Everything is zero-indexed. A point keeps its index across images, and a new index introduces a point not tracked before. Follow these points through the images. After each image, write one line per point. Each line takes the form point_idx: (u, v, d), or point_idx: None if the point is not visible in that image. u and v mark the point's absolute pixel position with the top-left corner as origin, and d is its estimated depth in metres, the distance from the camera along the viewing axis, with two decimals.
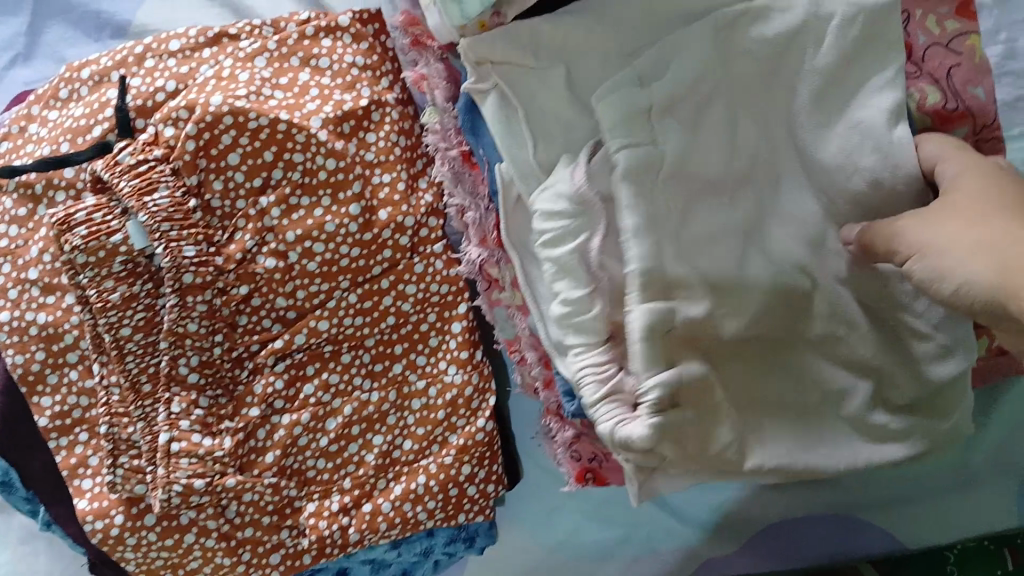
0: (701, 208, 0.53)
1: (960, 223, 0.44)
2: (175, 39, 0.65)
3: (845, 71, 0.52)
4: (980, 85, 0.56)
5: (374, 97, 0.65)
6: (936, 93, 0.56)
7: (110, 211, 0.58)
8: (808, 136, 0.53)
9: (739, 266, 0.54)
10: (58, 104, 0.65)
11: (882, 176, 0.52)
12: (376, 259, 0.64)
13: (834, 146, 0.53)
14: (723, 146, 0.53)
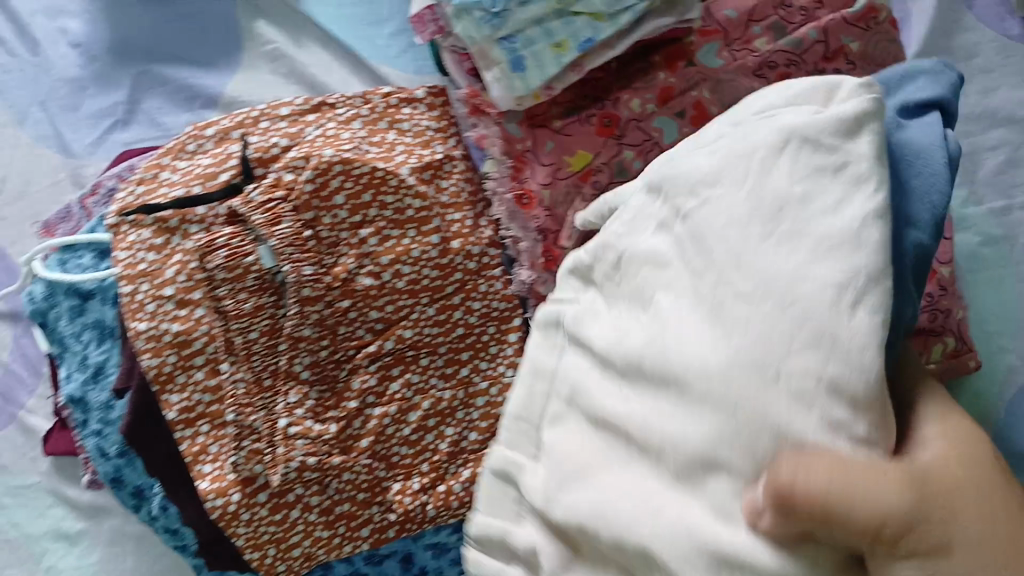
0: (605, 393, 0.58)
1: (960, 520, 0.43)
2: (284, 105, 0.81)
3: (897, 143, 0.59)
4: None
5: (446, 153, 0.82)
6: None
7: (244, 238, 0.75)
8: (727, 309, 0.51)
9: (636, 451, 0.55)
10: (186, 156, 0.80)
11: (801, 373, 0.47)
12: (450, 280, 0.80)
13: (734, 322, 0.51)
14: (623, 332, 0.59)
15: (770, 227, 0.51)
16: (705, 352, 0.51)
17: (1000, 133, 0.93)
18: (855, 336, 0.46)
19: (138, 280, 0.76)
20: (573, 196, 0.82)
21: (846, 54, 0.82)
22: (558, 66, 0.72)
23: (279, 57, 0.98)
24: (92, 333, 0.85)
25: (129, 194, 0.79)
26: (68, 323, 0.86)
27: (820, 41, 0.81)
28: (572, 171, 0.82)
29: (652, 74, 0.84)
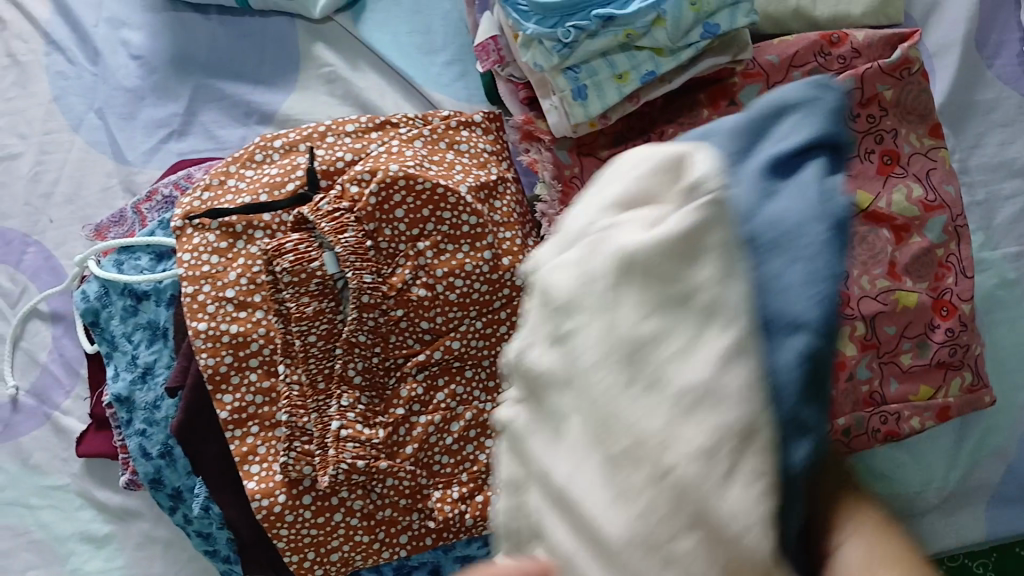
0: None
1: None
2: (350, 122, 0.85)
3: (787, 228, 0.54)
4: (950, 185, 0.88)
5: (500, 175, 0.85)
6: (919, 189, 0.87)
7: (310, 244, 0.77)
8: (573, 493, 0.37)
9: None
10: (253, 165, 0.83)
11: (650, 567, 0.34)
12: (498, 295, 0.82)
13: (537, 503, 0.39)
14: None
15: (610, 400, 0.36)
16: (595, 525, 0.35)
17: (1014, 184, 0.98)
18: (733, 519, 0.33)
19: (201, 281, 0.79)
20: None
21: (880, 100, 0.87)
22: (618, 96, 0.77)
23: (335, 79, 1.03)
24: (143, 334, 0.86)
25: (195, 198, 0.82)
26: (120, 322, 0.86)
27: (855, 87, 0.87)
28: None
29: (697, 110, 0.88)
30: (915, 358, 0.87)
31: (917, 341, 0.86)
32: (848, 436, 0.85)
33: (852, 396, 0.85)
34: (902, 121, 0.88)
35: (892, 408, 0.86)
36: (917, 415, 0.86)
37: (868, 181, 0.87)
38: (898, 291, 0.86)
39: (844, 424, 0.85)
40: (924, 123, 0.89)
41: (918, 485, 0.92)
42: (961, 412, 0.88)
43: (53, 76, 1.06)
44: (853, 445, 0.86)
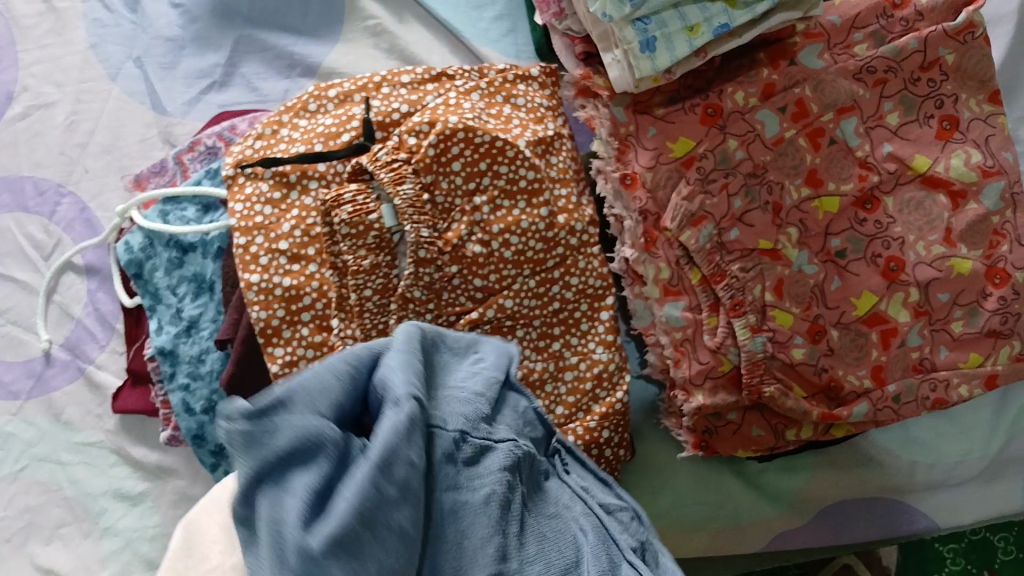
0: None
1: None
2: (405, 73, 0.83)
3: (509, 399, 0.64)
4: (1007, 151, 0.87)
5: (557, 131, 0.84)
6: (977, 154, 0.86)
7: (369, 196, 0.75)
8: None
9: None
10: (307, 114, 0.81)
11: None
12: (552, 254, 0.82)
13: None
14: None
15: None
16: None
17: None
18: None
19: (254, 232, 0.77)
20: (676, 179, 0.84)
21: (941, 65, 0.86)
22: (688, 48, 0.76)
23: (382, 32, 1.00)
24: (188, 287, 0.85)
25: (248, 148, 0.80)
26: (165, 274, 0.85)
27: (917, 50, 0.86)
28: (674, 157, 0.84)
29: (756, 69, 0.87)
30: (966, 326, 0.87)
31: (970, 308, 0.87)
32: (897, 402, 0.86)
33: (902, 360, 0.87)
34: (962, 86, 0.87)
35: (941, 375, 0.87)
36: (964, 380, 0.87)
37: (926, 146, 0.86)
38: (952, 257, 0.86)
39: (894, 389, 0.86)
40: (982, 89, 0.88)
41: (957, 457, 0.94)
42: (1008, 381, 0.88)
43: (90, 23, 1.04)
44: (902, 412, 0.86)
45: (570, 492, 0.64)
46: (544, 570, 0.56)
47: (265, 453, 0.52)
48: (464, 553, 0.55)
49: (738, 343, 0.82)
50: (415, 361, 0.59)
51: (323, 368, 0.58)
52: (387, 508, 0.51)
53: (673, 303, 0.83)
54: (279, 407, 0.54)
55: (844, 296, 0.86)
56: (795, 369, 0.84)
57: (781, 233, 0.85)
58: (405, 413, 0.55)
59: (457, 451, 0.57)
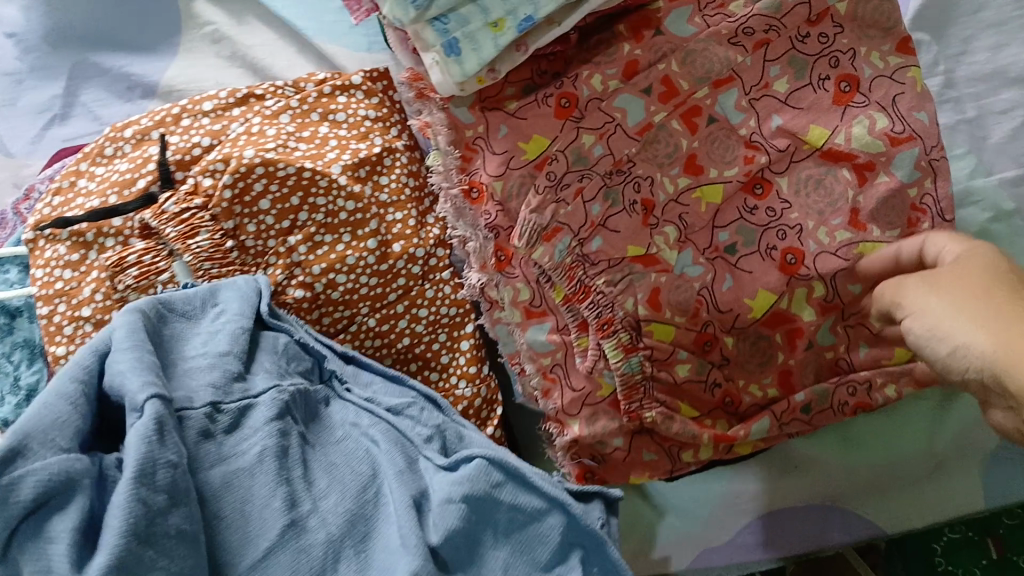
0: None
1: (960, 295, 0.55)
2: (208, 100, 0.73)
3: (261, 343, 0.64)
4: (921, 111, 0.73)
5: (386, 145, 0.74)
6: (883, 119, 0.72)
7: (158, 253, 0.67)
8: None
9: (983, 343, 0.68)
10: (104, 161, 0.73)
11: None
12: (391, 287, 0.72)
13: None
14: None
15: None
16: None
17: (1010, 95, 0.82)
18: None
19: (54, 300, 0.70)
20: (527, 187, 0.73)
21: (830, 15, 0.74)
22: (496, 48, 0.65)
23: (221, 39, 0.92)
24: (21, 353, 0.79)
25: (45, 206, 0.73)
26: None
27: (800, 2, 0.73)
28: (526, 159, 0.73)
29: (616, 45, 0.73)
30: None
31: None
32: (808, 413, 0.74)
33: (814, 363, 0.75)
34: (862, 35, 0.74)
35: (861, 377, 0.74)
36: (893, 380, 0.74)
37: (824, 114, 0.73)
38: (860, 243, 0.72)
39: (804, 396, 0.74)
40: (889, 38, 0.74)
41: (903, 456, 0.82)
42: None
43: None
44: (815, 421, 0.74)
45: (356, 409, 0.65)
46: (339, 499, 0.59)
47: (11, 511, 0.50)
48: (259, 516, 0.56)
49: (610, 366, 0.72)
50: (145, 356, 0.57)
51: (47, 403, 0.54)
52: (159, 516, 0.51)
53: (538, 326, 0.74)
54: (7, 459, 0.51)
55: (737, 297, 0.73)
56: (680, 388, 0.73)
57: (656, 235, 0.73)
58: (148, 413, 0.53)
59: (212, 421, 0.58)
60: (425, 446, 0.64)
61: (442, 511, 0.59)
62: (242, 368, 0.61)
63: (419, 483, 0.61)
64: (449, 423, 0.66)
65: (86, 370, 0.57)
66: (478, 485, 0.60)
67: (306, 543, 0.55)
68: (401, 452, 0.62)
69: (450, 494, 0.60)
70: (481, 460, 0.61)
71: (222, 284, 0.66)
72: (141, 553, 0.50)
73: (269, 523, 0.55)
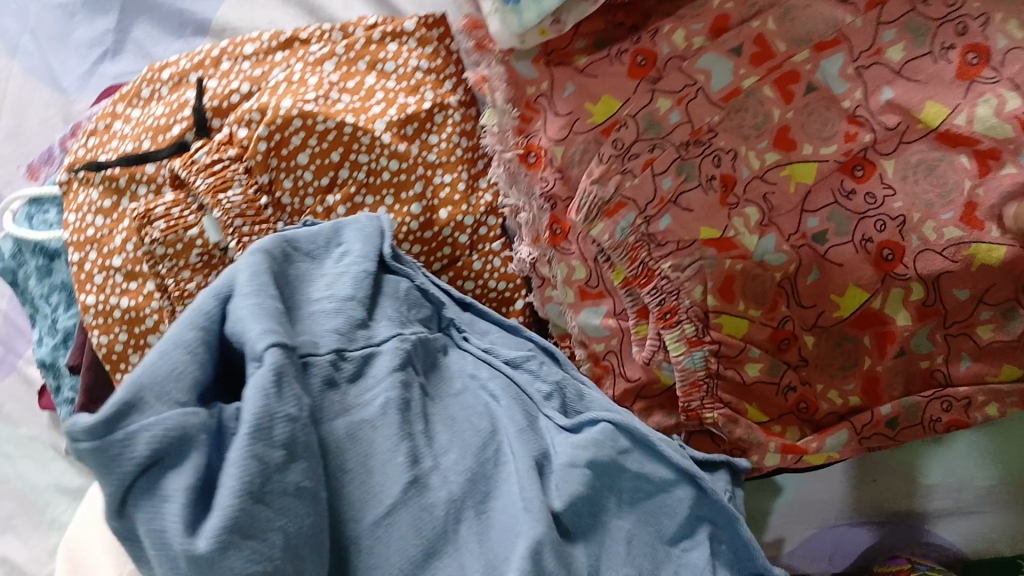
0: None
1: None
2: (249, 42, 0.68)
3: (386, 285, 0.58)
4: None
5: (436, 100, 0.67)
6: (1016, 99, 0.59)
7: (187, 207, 0.63)
8: None
9: None
10: (140, 103, 0.69)
11: None
12: (436, 257, 0.67)
13: None
14: None
15: None
16: None
17: None
18: None
19: (87, 247, 0.68)
20: (591, 154, 0.65)
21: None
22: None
23: None
24: (59, 296, 0.77)
25: (82, 146, 0.70)
26: (37, 283, 0.78)
27: None
28: (593, 123, 0.65)
29: None
30: (996, 333, 0.63)
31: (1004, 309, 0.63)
32: (894, 428, 0.65)
33: (904, 374, 0.65)
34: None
35: (959, 394, 0.64)
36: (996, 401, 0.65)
37: (945, 89, 0.61)
38: (969, 243, 0.61)
39: (890, 410, 0.65)
40: None
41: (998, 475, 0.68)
42: None
43: None
44: (901, 438, 0.66)
45: (474, 360, 0.59)
46: (460, 455, 0.53)
47: (126, 468, 0.43)
48: (381, 470, 0.50)
49: (671, 360, 0.64)
50: (268, 299, 0.50)
51: (164, 349, 0.47)
52: (276, 473, 0.44)
53: (592, 309, 0.66)
54: (119, 413, 0.44)
55: (822, 292, 0.64)
56: (749, 389, 0.65)
57: (734, 216, 0.64)
58: (270, 363, 0.46)
59: (336, 370, 0.52)
60: (545, 404, 0.58)
61: (567, 474, 0.54)
62: (365, 315, 0.55)
63: (544, 442, 0.56)
64: (569, 379, 0.60)
65: (208, 316, 0.49)
66: (605, 450, 0.55)
67: (429, 501, 0.50)
68: (523, 408, 0.56)
69: (575, 457, 0.54)
70: (607, 424, 0.56)
71: (346, 223, 0.60)
72: (255, 515, 0.43)
73: (389, 481, 0.50)
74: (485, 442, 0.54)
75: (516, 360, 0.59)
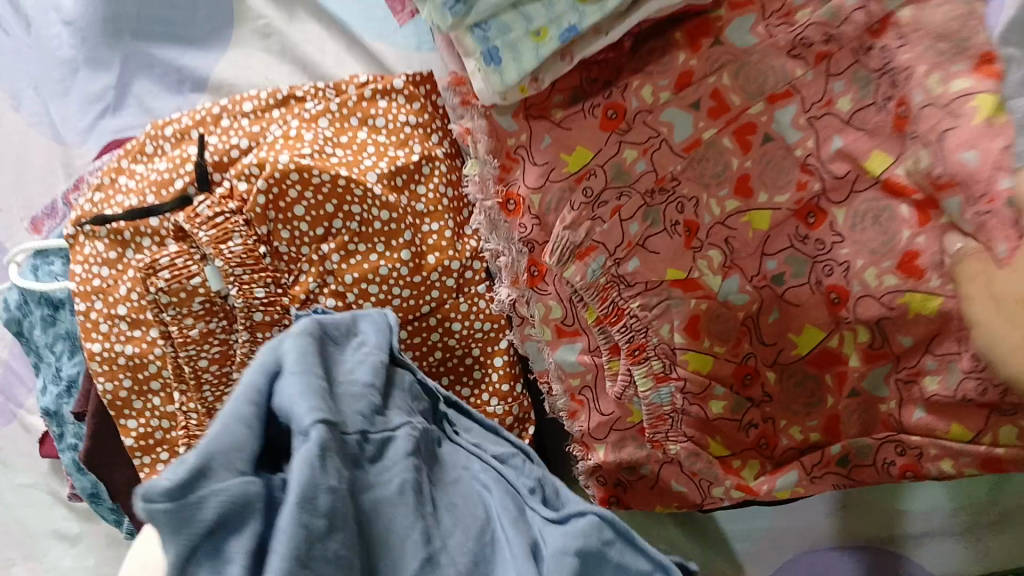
0: None
1: None
2: (248, 100, 0.72)
3: (396, 378, 0.58)
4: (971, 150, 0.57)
5: (424, 152, 0.72)
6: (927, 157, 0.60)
7: (190, 257, 0.66)
8: None
9: None
10: (144, 158, 0.73)
11: None
12: (425, 299, 0.70)
13: None
14: None
15: None
16: None
17: None
18: None
19: (92, 297, 0.71)
20: (565, 201, 0.69)
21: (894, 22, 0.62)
22: (538, 59, 0.62)
23: (271, 33, 0.91)
24: (64, 345, 0.80)
25: (87, 202, 0.73)
26: (42, 332, 0.80)
27: (860, 6, 0.62)
28: (567, 172, 0.69)
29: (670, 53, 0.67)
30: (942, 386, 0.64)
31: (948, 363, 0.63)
32: (847, 465, 0.70)
33: (863, 414, 0.69)
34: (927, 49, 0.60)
35: (912, 441, 0.67)
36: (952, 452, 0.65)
37: (886, 139, 0.64)
38: (907, 291, 0.63)
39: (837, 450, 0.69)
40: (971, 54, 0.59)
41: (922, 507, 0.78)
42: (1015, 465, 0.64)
43: None
44: (856, 477, 0.70)
45: (465, 455, 0.60)
46: (464, 539, 0.51)
47: (197, 531, 0.40)
48: (393, 557, 0.48)
49: (639, 394, 0.69)
50: (315, 378, 0.49)
51: (223, 418, 0.45)
52: (320, 544, 0.42)
53: (568, 346, 0.71)
54: (194, 473, 0.40)
55: (783, 330, 0.69)
56: (712, 425, 0.70)
57: (699, 259, 0.68)
58: (316, 439, 0.45)
59: (359, 452, 0.50)
60: (529, 497, 0.57)
61: (556, 562, 0.50)
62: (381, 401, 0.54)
63: (532, 532, 0.54)
64: (547, 475, 0.61)
65: (257, 390, 0.48)
66: (592, 539, 0.51)
67: None
68: (512, 500, 0.56)
69: (564, 545, 0.51)
70: (593, 517, 0.52)
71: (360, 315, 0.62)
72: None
73: (403, 560, 0.48)
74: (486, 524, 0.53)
75: (503, 454, 0.61)
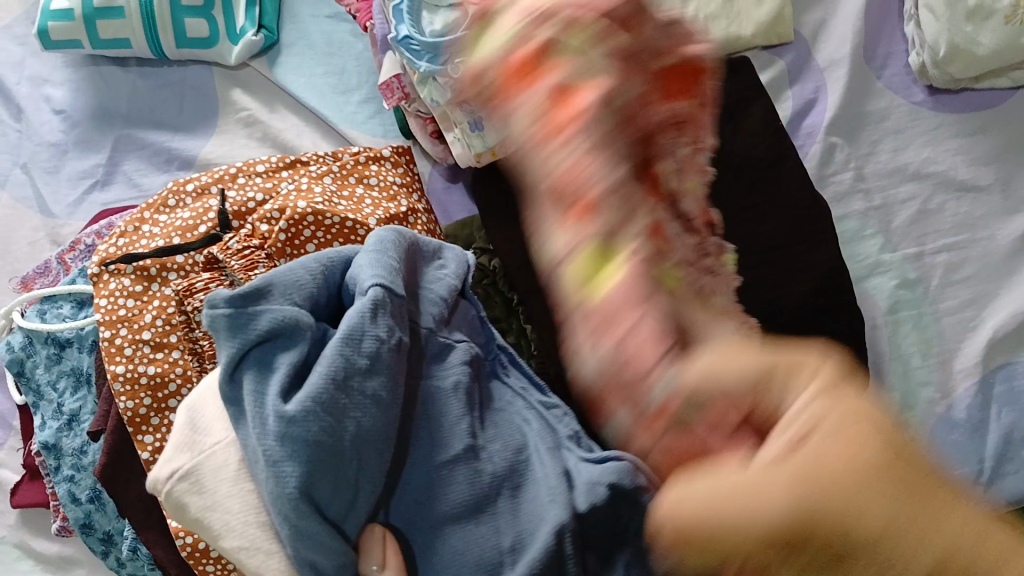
0: None
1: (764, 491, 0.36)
2: (260, 164, 0.88)
3: (461, 307, 0.78)
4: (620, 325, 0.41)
5: (410, 207, 0.88)
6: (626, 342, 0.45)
7: (222, 282, 0.79)
8: None
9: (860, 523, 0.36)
10: (166, 210, 0.86)
11: None
12: None
13: None
14: None
15: None
16: None
17: (910, 187, 0.97)
18: None
19: (117, 325, 0.80)
20: None
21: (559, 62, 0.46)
22: None
23: (254, 122, 1.08)
24: (67, 381, 0.87)
25: (111, 246, 0.84)
26: (45, 370, 0.88)
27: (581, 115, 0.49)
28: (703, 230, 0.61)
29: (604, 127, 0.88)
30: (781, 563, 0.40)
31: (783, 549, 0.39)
32: None
33: None
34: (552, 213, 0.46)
35: None
36: None
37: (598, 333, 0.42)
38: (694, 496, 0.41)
39: None
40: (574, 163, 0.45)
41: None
42: None
43: None
44: None
45: (514, 391, 0.77)
46: (501, 446, 0.71)
47: (248, 337, 0.63)
48: (447, 428, 0.70)
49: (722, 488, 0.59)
50: (386, 258, 0.69)
51: (303, 263, 0.69)
52: (361, 376, 0.64)
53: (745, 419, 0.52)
54: (257, 296, 0.64)
55: None
56: None
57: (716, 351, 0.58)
58: (370, 297, 0.66)
59: (429, 344, 0.73)
60: (571, 442, 0.73)
61: (588, 488, 0.68)
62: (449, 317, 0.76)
63: (567, 464, 0.71)
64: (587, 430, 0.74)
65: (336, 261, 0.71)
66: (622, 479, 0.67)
67: (478, 468, 0.69)
68: (550, 438, 0.73)
69: (597, 478, 0.68)
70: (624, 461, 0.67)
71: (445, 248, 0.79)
72: (332, 402, 0.62)
73: (452, 441, 0.70)
74: (523, 447, 0.72)
75: (549, 403, 0.76)
